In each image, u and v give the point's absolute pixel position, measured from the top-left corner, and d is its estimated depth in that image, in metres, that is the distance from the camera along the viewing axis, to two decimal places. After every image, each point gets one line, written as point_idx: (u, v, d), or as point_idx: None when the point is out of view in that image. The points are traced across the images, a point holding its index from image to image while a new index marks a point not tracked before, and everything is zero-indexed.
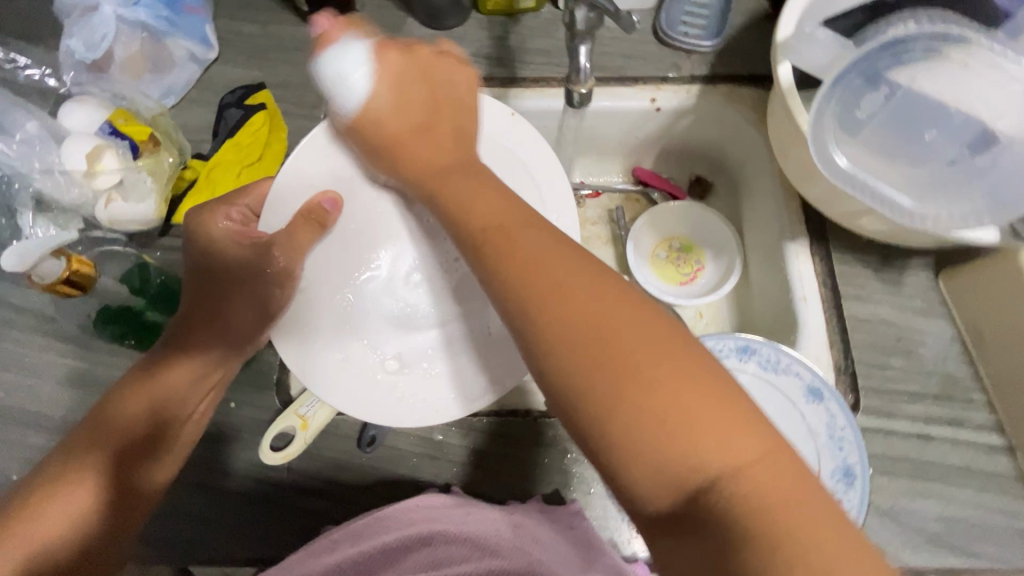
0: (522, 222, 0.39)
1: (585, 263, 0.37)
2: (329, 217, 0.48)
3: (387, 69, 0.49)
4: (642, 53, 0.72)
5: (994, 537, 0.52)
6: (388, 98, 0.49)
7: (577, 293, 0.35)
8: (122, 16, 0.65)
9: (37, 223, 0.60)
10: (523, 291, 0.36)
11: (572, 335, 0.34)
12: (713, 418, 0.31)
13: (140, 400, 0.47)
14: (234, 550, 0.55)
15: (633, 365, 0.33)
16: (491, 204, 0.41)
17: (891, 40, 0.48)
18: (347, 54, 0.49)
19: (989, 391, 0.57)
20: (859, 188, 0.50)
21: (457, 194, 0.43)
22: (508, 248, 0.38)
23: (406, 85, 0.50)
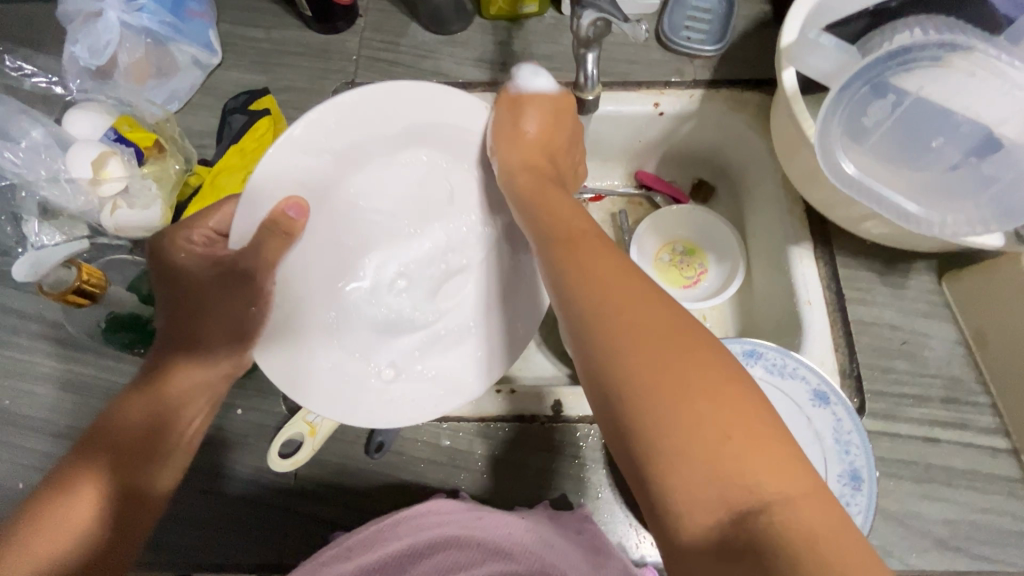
0: (595, 238, 0.44)
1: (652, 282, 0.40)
2: (296, 226, 0.44)
3: (558, 98, 0.58)
4: (645, 58, 0.72)
5: (1000, 540, 0.53)
6: (530, 109, 0.57)
7: (648, 303, 0.37)
8: (126, 23, 0.64)
9: (43, 231, 0.59)
10: (592, 292, 0.39)
11: (633, 339, 0.35)
12: (767, 442, 0.32)
13: (137, 410, 0.47)
14: (239, 559, 0.54)
15: (693, 376, 0.33)
16: (578, 221, 0.46)
17: (897, 48, 0.47)
18: (544, 74, 0.58)
19: (993, 394, 0.57)
20: (868, 195, 0.51)
21: (554, 202, 0.49)
22: (595, 253, 0.42)
23: (554, 132, 0.58)
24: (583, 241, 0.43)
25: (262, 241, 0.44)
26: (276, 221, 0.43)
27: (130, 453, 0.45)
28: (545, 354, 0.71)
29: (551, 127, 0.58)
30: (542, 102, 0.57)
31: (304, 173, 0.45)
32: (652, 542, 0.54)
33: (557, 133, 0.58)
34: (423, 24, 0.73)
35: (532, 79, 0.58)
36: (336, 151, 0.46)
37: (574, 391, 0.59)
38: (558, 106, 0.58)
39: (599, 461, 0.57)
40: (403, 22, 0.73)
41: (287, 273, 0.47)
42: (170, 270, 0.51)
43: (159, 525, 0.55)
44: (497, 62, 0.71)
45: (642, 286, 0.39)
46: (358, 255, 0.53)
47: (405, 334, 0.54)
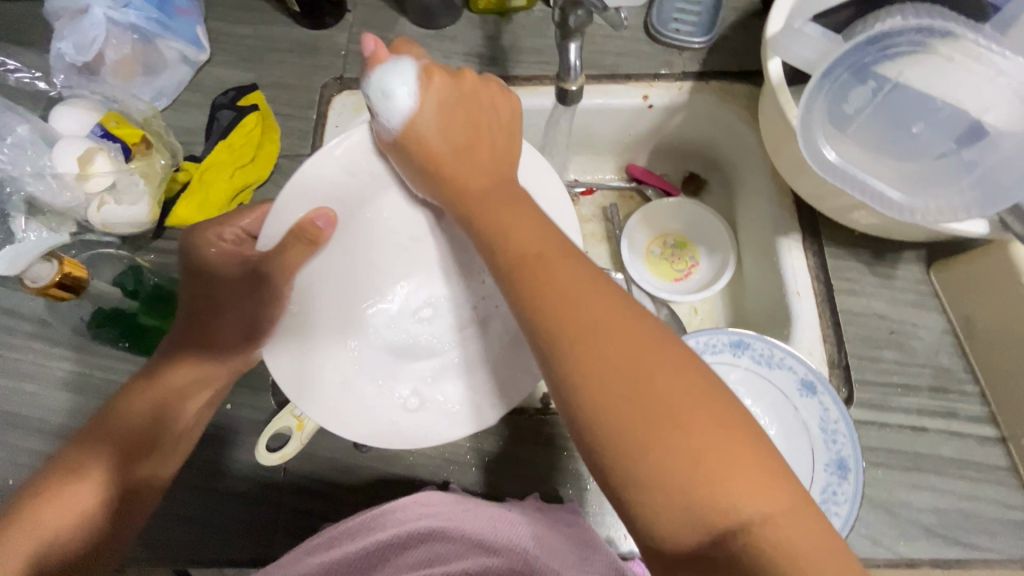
0: (561, 252, 0.39)
1: (620, 302, 0.37)
2: (321, 236, 0.44)
3: (439, 86, 0.45)
4: (634, 50, 0.72)
5: (988, 528, 0.53)
6: (413, 134, 0.44)
7: (618, 330, 0.35)
8: (113, 19, 0.64)
9: (30, 227, 0.59)
10: (556, 324, 0.36)
11: (603, 373, 0.34)
12: (745, 463, 0.32)
13: (142, 402, 0.47)
14: (227, 553, 0.54)
15: (666, 408, 0.33)
16: (529, 231, 0.40)
17: (878, 33, 0.47)
18: (399, 73, 0.44)
19: (982, 382, 0.57)
20: (849, 181, 0.51)
21: (517, 216, 0.41)
22: (557, 275, 0.37)
23: (452, 113, 0.45)
24: (545, 267, 0.38)
25: (286, 247, 0.44)
26: (303, 228, 0.44)
27: (132, 445, 0.45)
28: None
29: (453, 128, 0.45)
30: (417, 111, 0.44)
31: (331, 190, 0.45)
32: None
33: (464, 128, 0.45)
34: (411, 19, 0.73)
35: (383, 91, 0.44)
36: (373, 171, 0.48)
37: None
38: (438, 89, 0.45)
39: None
40: (391, 17, 0.73)
41: (304, 281, 0.47)
42: (196, 265, 0.50)
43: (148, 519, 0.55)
44: (485, 56, 0.71)
45: (608, 309, 0.36)
46: (387, 277, 0.53)
47: (417, 358, 0.52)
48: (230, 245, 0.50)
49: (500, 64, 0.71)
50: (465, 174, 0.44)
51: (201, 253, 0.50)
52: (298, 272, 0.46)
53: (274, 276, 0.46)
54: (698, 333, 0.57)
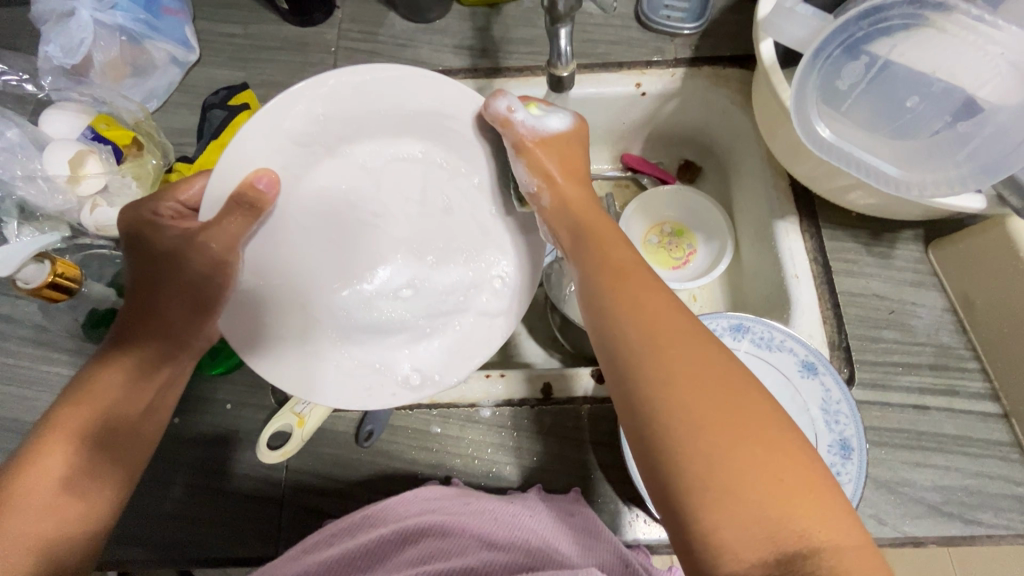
0: (642, 275, 0.43)
1: (696, 325, 0.39)
2: (264, 199, 0.42)
3: (571, 131, 0.53)
4: (625, 38, 0.71)
5: (993, 504, 0.52)
6: (549, 150, 0.50)
7: (702, 346, 0.38)
8: (100, 21, 0.63)
9: (21, 233, 0.59)
10: (639, 334, 0.39)
11: (681, 381, 0.36)
12: (816, 493, 0.33)
13: (106, 395, 0.43)
14: (230, 551, 0.54)
15: (740, 424, 0.34)
16: (622, 254, 0.45)
17: (869, 8, 0.47)
18: (552, 112, 0.52)
19: (983, 359, 0.57)
20: (842, 159, 0.51)
21: (602, 238, 0.47)
22: (643, 293, 0.41)
23: (572, 154, 0.52)
24: (631, 285, 0.42)
25: (226, 214, 0.42)
26: (243, 193, 0.42)
27: (112, 441, 0.43)
28: (534, 341, 0.75)
29: (570, 154, 0.52)
30: (554, 138, 0.51)
31: (279, 162, 0.44)
32: (646, 521, 0.54)
33: (577, 157, 0.53)
34: (401, 14, 0.72)
35: (532, 112, 0.51)
36: (319, 143, 0.46)
37: (565, 373, 0.59)
38: (572, 124, 0.53)
39: (589, 442, 0.57)
40: (381, 12, 0.72)
41: (255, 253, 0.46)
42: (137, 239, 0.47)
43: (148, 521, 0.55)
44: (476, 48, 0.71)
45: (685, 326, 0.39)
46: (363, 261, 0.52)
47: (388, 333, 0.52)
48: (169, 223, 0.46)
49: (491, 56, 0.71)
50: (582, 190, 0.51)
51: (139, 229, 0.46)
52: (243, 241, 0.44)
53: (216, 245, 0.43)
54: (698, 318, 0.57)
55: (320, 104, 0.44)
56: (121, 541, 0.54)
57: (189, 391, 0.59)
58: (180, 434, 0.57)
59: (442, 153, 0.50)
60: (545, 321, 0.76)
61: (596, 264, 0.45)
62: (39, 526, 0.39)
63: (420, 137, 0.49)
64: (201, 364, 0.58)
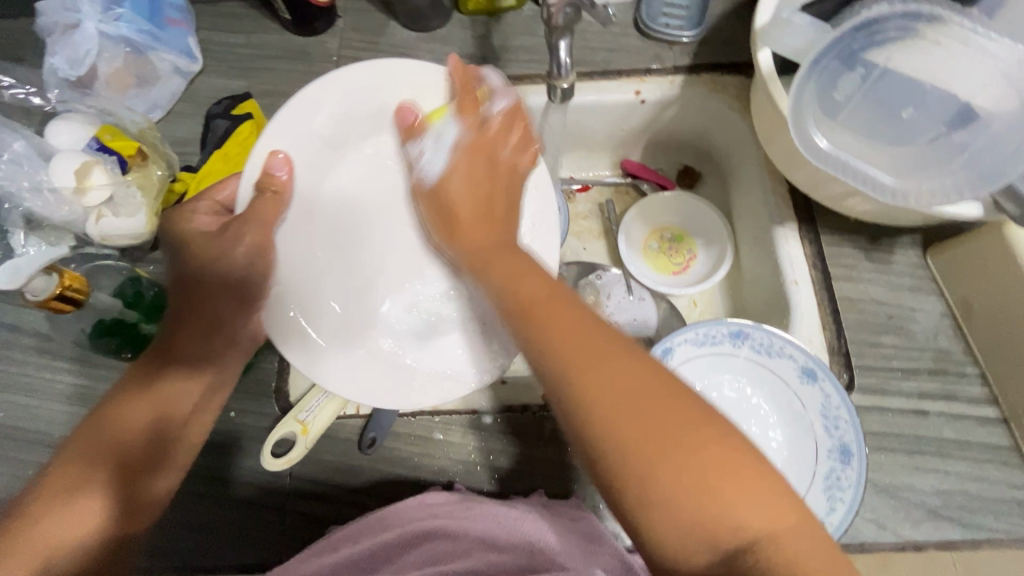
0: (555, 298, 0.41)
1: (608, 338, 0.38)
2: (281, 184, 0.46)
3: (477, 139, 0.51)
4: (624, 45, 0.71)
5: (992, 508, 0.53)
6: (452, 178, 0.50)
7: (617, 358, 0.37)
8: (104, 32, 0.64)
9: (29, 242, 0.60)
10: (557, 359, 0.38)
11: (602, 405, 0.35)
12: (748, 482, 0.33)
13: (143, 408, 0.44)
14: (236, 557, 0.54)
15: (661, 434, 0.34)
16: (531, 281, 0.43)
17: (864, 20, 0.48)
18: (443, 127, 0.50)
19: (981, 364, 0.57)
20: (839, 168, 0.52)
21: (513, 264, 0.45)
22: (555, 316, 0.40)
23: (474, 167, 0.50)
24: (541, 307, 0.41)
25: (254, 204, 0.45)
26: (264, 181, 0.46)
27: (147, 454, 0.43)
28: None
29: (479, 155, 0.51)
30: (449, 166, 0.50)
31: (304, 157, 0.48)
32: None
33: (486, 169, 0.51)
34: (401, 23, 0.73)
35: (435, 128, 0.50)
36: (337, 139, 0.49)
37: None
38: (474, 103, 0.51)
39: None
40: (382, 21, 0.73)
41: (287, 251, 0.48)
42: (180, 244, 0.49)
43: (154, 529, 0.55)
44: (476, 57, 0.71)
45: (600, 341, 0.38)
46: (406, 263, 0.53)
47: (428, 331, 0.52)
48: (207, 216, 0.51)
49: (491, 65, 0.71)
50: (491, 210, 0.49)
51: (183, 239, 0.49)
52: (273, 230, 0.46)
53: (248, 240, 0.46)
54: (698, 324, 0.58)
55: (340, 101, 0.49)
56: None
57: None
58: None
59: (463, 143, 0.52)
60: None
61: (508, 297, 0.43)
62: (60, 530, 0.39)
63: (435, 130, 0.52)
64: None
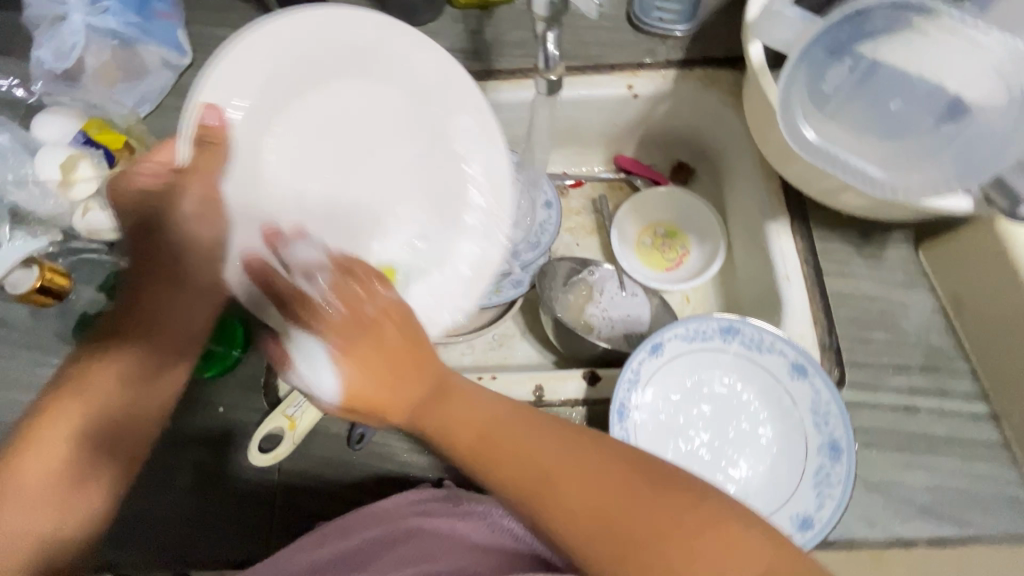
0: (499, 426, 0.39)
1: (557, 446, 0.38)
2: (215, 133, 0.48)
3: (355, 392, 0.40)
4: (616, 39, 0.71)
5: (981, 505, 0.53)
6: (358, 375, 0.40)
7: (574, 468, 0.37)
8: (92, 25, 0.63)
9: (13, 236, 0.58)
10: (526, 502, 0.37)
11: (581, 530, 0.35)
12: (729, 545, 0.34)
13: (97, 388, 0.44)
14: (219, 553, 0.54)
15: (632, 529, 0.34)
16: (469, 413, 0.40)
17: (853, 12, 0.48)
18: (314, 352, 0.42)
19: (972, 360, 0.57)
20: (830, 162, 0.51)
21: (452, 399, 0.41)
22: (506, 458, 0.38)
23: (370, 356, 0.40)
24: (492, 444, 0.38)
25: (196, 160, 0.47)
26: (200, 133, 0.47)
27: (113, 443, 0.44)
28: (529, 342, 0.74)
29: (355, 328, 0.41)
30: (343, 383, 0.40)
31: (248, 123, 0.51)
32: None
33: (396, 349, 0.41)
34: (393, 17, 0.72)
35: (305, 374, 0.42)
36: (277, 101, 0.52)
37: (555, 375, 0.58)
38: (305, 294, 0.43)
39: None
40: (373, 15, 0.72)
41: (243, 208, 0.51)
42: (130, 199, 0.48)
43: (138, 523, 0.54)
44: (467, 50, 0.71)
45: (552, 456, 0.37)
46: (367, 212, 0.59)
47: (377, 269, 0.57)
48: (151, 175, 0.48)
49: (483, 58, 0.71)
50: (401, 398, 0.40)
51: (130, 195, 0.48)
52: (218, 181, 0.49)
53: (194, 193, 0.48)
54: (688, 318, 0.58)
55: (268, 57, 0.51)
56: (107, 545, 0.54)
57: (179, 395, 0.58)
58: (169, 437, 0.57)
59: (402, 92, 0.58)
60: (539, 323, 0.76)
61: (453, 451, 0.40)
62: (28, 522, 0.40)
63: (367, 84, 0.56)
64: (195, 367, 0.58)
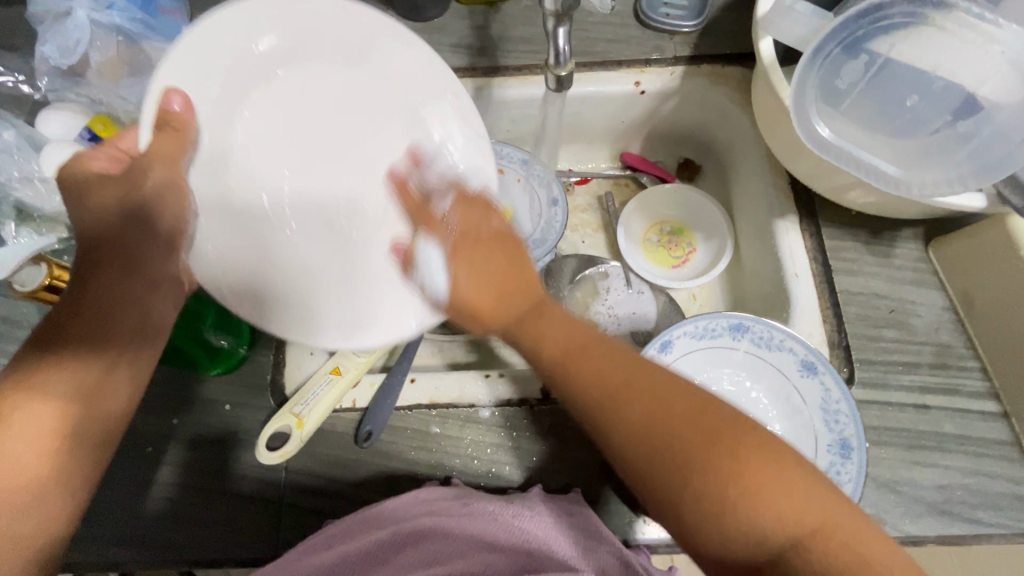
0: (584, 349, 0.43)
1: (636, 369, 0.41)
2: (179, 118, 0.46)
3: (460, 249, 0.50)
4: (623, 35, 0.70)
5: (992, 503, 0.52)
6: (462, 263, 0.49)
7: (649, 387, 0.40)
8: (96, 20, 0.63)
9: (19, 234, 0.59)
10: (599, 410, 0.40)
11: (648, 440, 0.38)
12: (782, 473, 0.36)
13: (62, 383, 0.40)
14: (227, 550, 0.53)
15: (693, 449, 0.37)
16: (557, 335, 0.45)
17: (869, 6, 0.47)
18: (431, 264, 0.51)
19: (983, 358, 0.57)
20: (844, 159, 0.51)
21: (541, 319, 0.46)
22: (590, 369, 0.42)
23: (478, 263, 0.49)
24: (576, 359, 0.43)
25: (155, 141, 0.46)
26: (160, 117, 0.46)
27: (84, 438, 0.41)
28: None
29: (471, 247, 0.50)
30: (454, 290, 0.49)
31: (213, 112, 0.49)
32: (645, 522, 0.54)
33: (497, 259, 0.49)
34: (399, 13, 0.72)
35: (428, 283, 0.51)
36: (242, 85, 0.50)
37: None
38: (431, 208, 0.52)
39: (590, 441, 0.57)
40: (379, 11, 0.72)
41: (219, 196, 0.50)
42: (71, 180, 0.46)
43: (146, 520, 0.54)
44: (473, 47, 0.70)
45: (629, 377, 0.41)
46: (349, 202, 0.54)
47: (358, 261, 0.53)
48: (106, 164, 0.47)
49: (489, 55, 0.70)
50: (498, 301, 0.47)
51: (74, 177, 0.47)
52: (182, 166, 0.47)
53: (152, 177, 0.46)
54: (698, 316, 0.58)
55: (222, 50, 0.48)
56: (114, 543, 0.54)
57: (186, 393, 0.58)
58: (177, 435, 0.57)
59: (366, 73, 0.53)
60: None
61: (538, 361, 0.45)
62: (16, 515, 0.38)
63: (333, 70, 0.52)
64: (201, 365, 0.58)
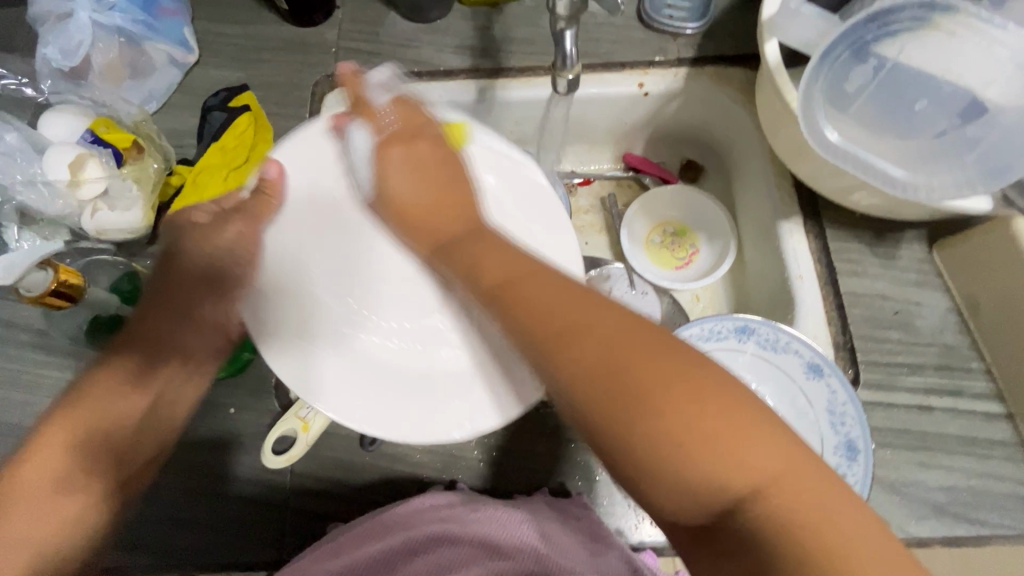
0: (528, 275, 0.39)
1: (586, 298, 0.37)
2: (274, 185, 0.53)
3: (398, 133, 0.54)
4: (627, 37, 0.70)
5: (996, 504, 0.53)
6: (399, 163, 0.53)
7: (600, 318, 0.36)
8: (98, 22, 0.63)
9: (22, 237, 0.59)
10: (541, 341, 0.36)
11: (593, 376, 0.34)
12: (740, 419, 0.32)
13: (114, 411, 0.43)
14: (235, 555, 0.53)
15: (642, 389, 0.32)
16: (497, 260, 0.42)
17: (876, 11, 0.47)
18: (354, 145, 0.55)
19: (987, 359, 0.57)
20: (852, 162, 0.51)
21: (484, 248, 0.43)
22: (533, 295, 0.38)
23: (413, 166, 0.52)
24: (519, 286, 0.39)
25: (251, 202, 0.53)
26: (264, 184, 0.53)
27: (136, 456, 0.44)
28: None
29: (405, 142, 0.53)
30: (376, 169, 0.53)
31: (312, 180, 0.54)
32: (650, 524, 0.54)
33: (434, 166, 0.52)
34: (401, 14, 0.71)
35: (353, 166, 0.55)
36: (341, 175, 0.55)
37: None
38: (370, 107, 0.55)
39: None
40: (381, 12, 0.72)
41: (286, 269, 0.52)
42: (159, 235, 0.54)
43: (152, 526, 0.54)
44: (477, 49, 0.70)
45: (577, 308, 0.36)
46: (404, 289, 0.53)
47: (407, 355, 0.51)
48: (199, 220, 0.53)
49: (493, 56, 0.70)
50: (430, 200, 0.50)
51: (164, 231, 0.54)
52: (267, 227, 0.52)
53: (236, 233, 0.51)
54: (704, 318, 0.58)
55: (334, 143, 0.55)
56: (122, 547, 0.54)
57: None
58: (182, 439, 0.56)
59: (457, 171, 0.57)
60: None
61: (480, 286, 0.41)
62: (41, 528, 0.38)
63: None
64: None
